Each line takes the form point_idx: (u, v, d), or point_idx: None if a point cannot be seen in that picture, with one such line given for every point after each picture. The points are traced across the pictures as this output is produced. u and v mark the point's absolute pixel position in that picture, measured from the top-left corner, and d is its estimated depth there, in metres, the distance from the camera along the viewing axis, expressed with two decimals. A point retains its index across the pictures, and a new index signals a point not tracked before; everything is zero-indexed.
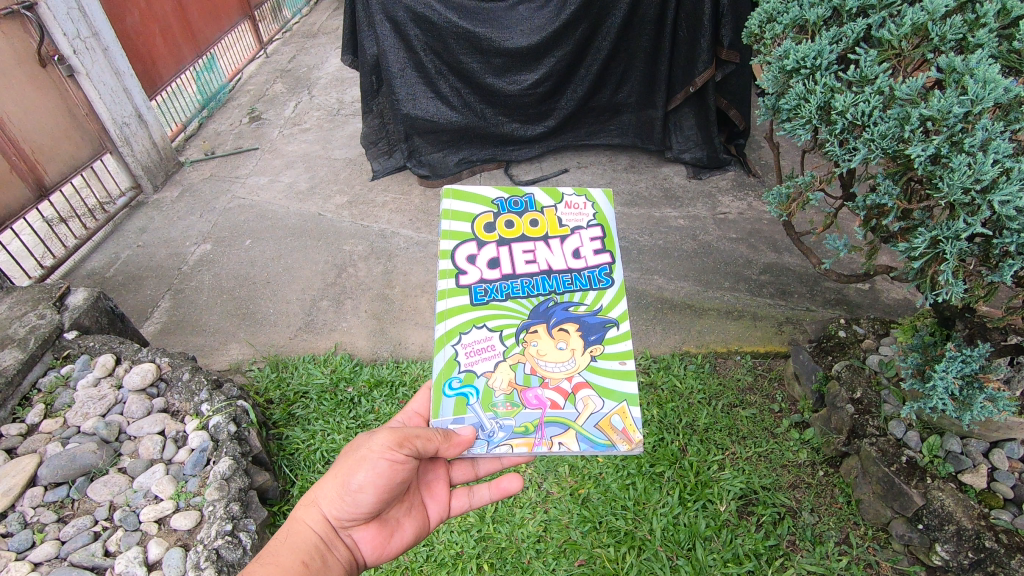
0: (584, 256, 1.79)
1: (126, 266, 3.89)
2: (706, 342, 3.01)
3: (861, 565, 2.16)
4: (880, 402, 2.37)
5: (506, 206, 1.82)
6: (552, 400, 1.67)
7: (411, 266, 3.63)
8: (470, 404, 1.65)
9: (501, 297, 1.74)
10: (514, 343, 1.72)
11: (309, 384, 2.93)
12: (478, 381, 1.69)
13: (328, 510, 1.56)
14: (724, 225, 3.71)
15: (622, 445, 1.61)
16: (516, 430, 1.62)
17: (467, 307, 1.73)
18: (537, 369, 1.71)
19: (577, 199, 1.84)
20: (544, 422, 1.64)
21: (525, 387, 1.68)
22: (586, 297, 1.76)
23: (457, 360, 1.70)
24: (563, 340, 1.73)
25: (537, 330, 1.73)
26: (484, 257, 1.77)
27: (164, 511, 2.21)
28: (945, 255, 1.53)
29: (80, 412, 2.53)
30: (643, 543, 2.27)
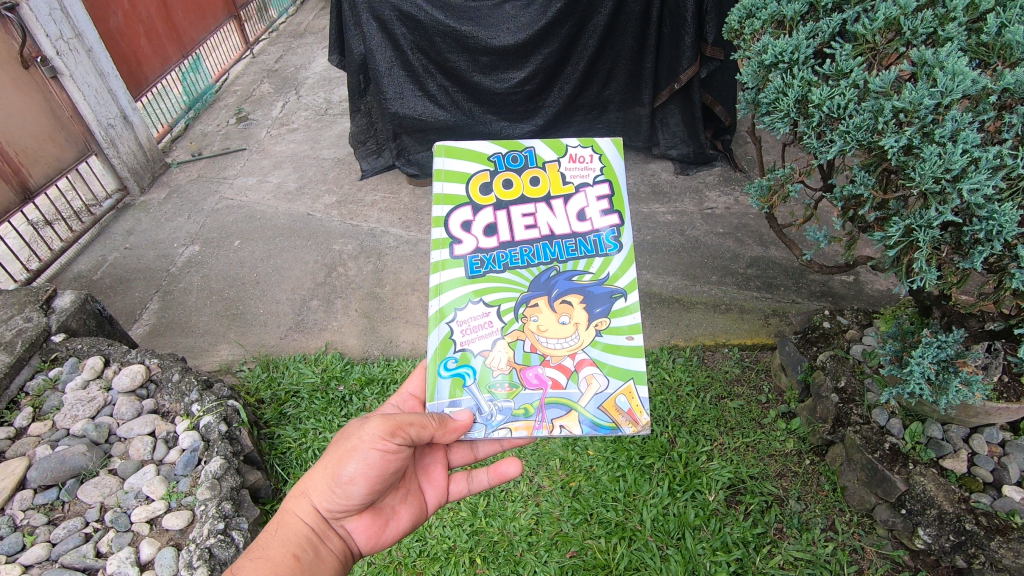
0: (590, 218, 1.78)
1: (113, 268, 3.86)
2: (695, 335, 3.05)
3: (847, 551, 2.21)
4: (864, 391, 2.41)
5: (504, 162, 1.80)
6: (554, 379, 1.71)
7: (401, 265, 3.63)
8: (466, 387, 1.70)
9: (499, 268, 1.75)
10: (512, 319, 1.74)
11: (301, 383, 2.93)
12: (475, 360, 1.72)
13: (318, 502, 1.58)
14: (711, 220, 3.75)
15: (627, 428, 1.67)
16: (515, 413, 1.68)
17: (462, 280, 1.74)
18: (537, 347, 1.73)
19: (583, 151, 1.80)
20: (545, 404, 1.69)
21: (524, 366, 1.72)
22: (592, 265, 1.76)
23: (452, 338, 1.73)
24: (566, 314, 1.75)
25: (538, 304, 1.74)
26: (480, 223, 1.77)
27: (156, 511, 2.21)
28: (919, 243, 1.57)
29: (69, 414, 2.52)
30: (634, 533, 2.30)
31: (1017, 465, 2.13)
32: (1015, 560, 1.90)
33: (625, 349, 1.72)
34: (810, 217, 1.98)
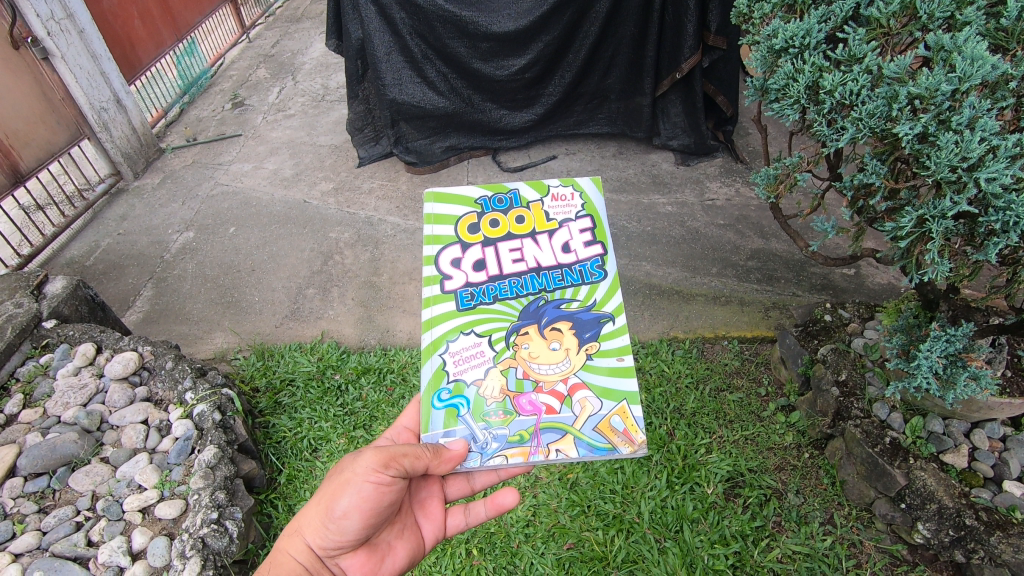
0: (574, 250, 1.77)
1: (106, 254, 3.81)
2: (694, 327, 3.02)
3: (846, 544, 2.20)
4: (865, 384, 2.40)
5: (490, 205, 1.80)
6: (548, 404, 1.64)
7: (398, 253, 3.59)
8: (460, 416, 1.63)
9: (489, 300, 1.72)
10: (504, 347, 1.70)
11: (296, 372, 2.90)
12: (468, 391, 1.66)
13: (312, 539, 1.56)
14: (711, 211, 3.72)
15: (624, 448, 1.58)
16: (510, 440, 1.60)
17: (453, 313, 1.70)
18: (530, 373, 1.68)
19: (565, 191, 1.83)
20: (540, 429, 1.62)
21: (518, 393, 1.66)
22: (579, 292, 1.74)
23: (445, 370, 1.67)
24: (557, 340, 1.71)
25: (528, 332, 1.71)
26: (469, 260, 1.75)
27: (148, 500, 2.18)
28: (931, 234, 1.54)
29: (60, 401, 2.49)
30: (632, 525, 2.28)
31: (1018, 461, 2.12)
32: (1015, 555, 1.89)
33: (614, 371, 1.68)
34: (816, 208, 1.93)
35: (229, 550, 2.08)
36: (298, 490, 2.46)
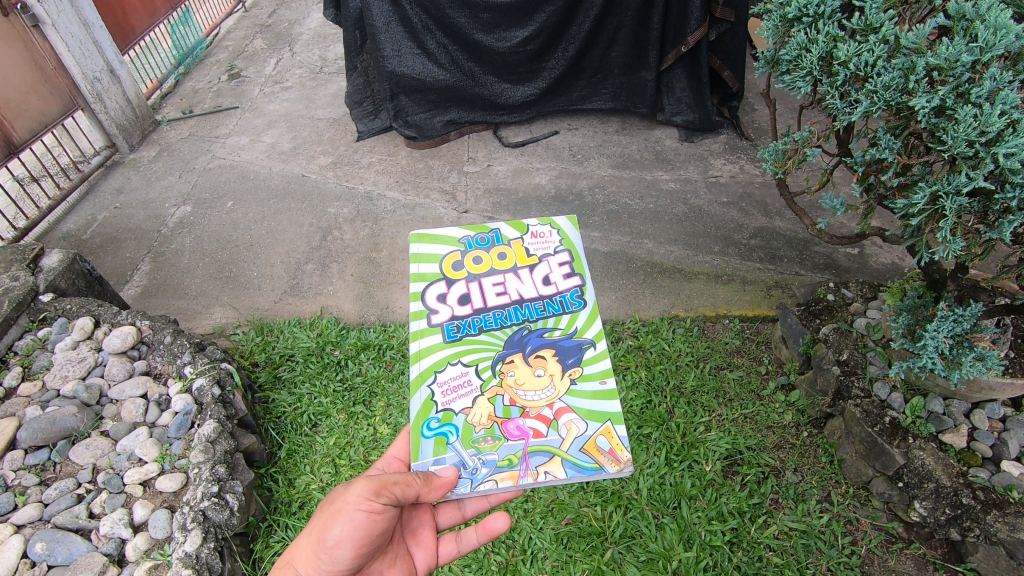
0: (554, 282, 1.76)
1: (103, 228, 3.77)
2: (695, 306, 3.01)
3: (842, 521, 2.22)
4: (866, 363, 2.39)
5: (473, 244, 1.81)
6: (534, 428, 1.57)
7: (397, 229, 3.56)
8: (450, 443, 1.56)
9: (474, 332, 1.69)
10: (490, 376, 1.64)
11: (295, 347, 2.89)
12: (457, 419, 1.59)
13: (304, 569, 1.49)
14: (715, 188, 3.67)
15: (610, 467, 1.51)
16: (499, 465, 1.52)
17: (440, 345, 1.66)
18: (516, 400, 1.62)
19: (543, 228, 1.82)
20: (528, 452, 1.54)
21: (505, 419, 1.59)
22: (560, 321, 1.71)
23: (434, 400, 1.61)
24: (541, 367, 1.66)
25: (514, 360, 1.66)
26: (454, 294, 1.73)
27: (149, 473, 2.19)
28: (943, 211, 1.51)
29: (59, 375, 2.48)
30: (630, 501, 2.29)
31: (1017, 441, 2.12)
32: (1010, 534, 1.93)
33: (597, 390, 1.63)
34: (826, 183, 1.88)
35: (230, 523, 2.09)
36: (298, 464, 2.47)
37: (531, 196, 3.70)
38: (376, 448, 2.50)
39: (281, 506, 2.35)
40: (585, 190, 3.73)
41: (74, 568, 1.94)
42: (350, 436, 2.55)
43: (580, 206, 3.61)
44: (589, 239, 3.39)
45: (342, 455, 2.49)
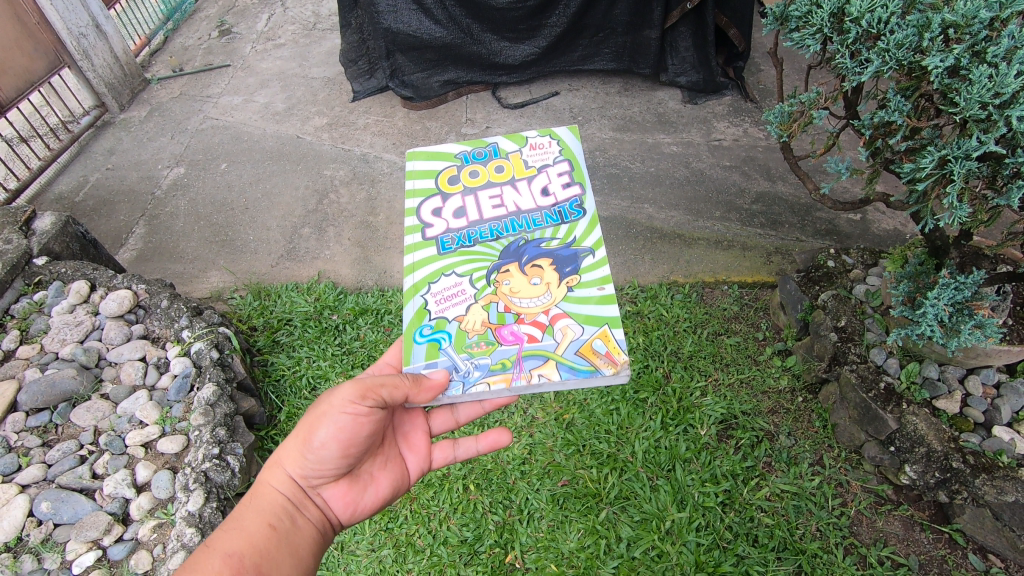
0: (552, 193, 1.75)
1: (95, 190, 3.71)
2: (695, 272, 2.99)
3: (833, 484, 2.26)
4: (864, 330, 2.39)
5: (471, 159, 1.81)
6: (529, 333, 1.55)
7: (394, 192, 3.50)
8: (442, 348, 1.54)
9: (469, 244, 1.68)
10: (486, 285, 1.62)
11: (293, 311, 2.89)
12: (451, 326, 1.58)
13: (293, 470, 1.51)
14: (717, 152, 3.60)
15: (606, 369, 1.48)
16: (493, 368, 1.50)
17: (436, 257, 1.67)
18: (511, 307, 1.60)
19: (542, 140, 1.82)
20: (522, 356, 1.51)
21: (499, 325, 1.57)
22: (558, 232, 1.69)
23: (428, 308, 1.60)
24: (537, 276, 1.63)
25: (508, 270, 1.64)
26: (449, 209, 1.73)
27: (150, 435, 2.21)
28: (952, 176, 1.47)
29: (57, 338, 2.48)
30: (625, 464, 2.33)
31: (1009, 407, 2.14)
32: (997, 497, 1.97)
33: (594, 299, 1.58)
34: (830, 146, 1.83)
35: (232, 483, 2.12)
36: None
37: None
38: None
39: None
40: (586, 153, 3.66)
41: (80, 527, 1.99)
42: None
43: None
44: None
45: None
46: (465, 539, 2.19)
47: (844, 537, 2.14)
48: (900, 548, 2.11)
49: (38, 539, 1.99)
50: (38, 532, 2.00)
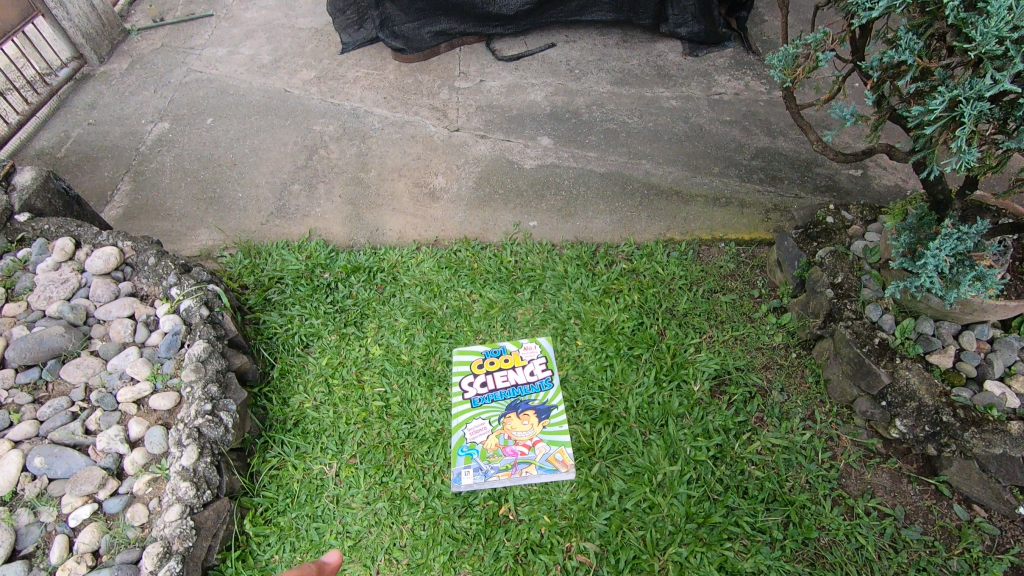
0: (537, 371, 2.50)
1: (78, 146, 3.60)
2: (692, 229, 2.95)
3: (823, 438, 2.28)
4: (860, 287, 2.37)
5: (489, 353, 2.56)
6: (520, 450, 2.29)
7: (386, 148, 3.41)
8: (470, 458, 2.28)
9: (490, 403, 2.43)
10: (496, 423, 2.37)
11: (284, 270, 2.85)
12: (473, 442, 2.32)
13: None
14: (718, 106, 3.50)
15: (564, 470, 2.22)
16: (499, 470, 2.24)
17: (467, 407, 2.41)
18: (510, 434, 2.33)
19: (531, 342, 2.58)
20: (516, 462, 2.26)
21: (504, 445, 2.31)
22: (542, 396, 2.42)
23: (465, 437, 2.33)
24: (527, 418, 2.36)
25: (510, 418, 2.38)
26: (477, 428, 2.34)
27: (142, 392, 2.22)
28: (962, 119, 1.45)
29: (43, 295, 2.44)
30: (618, 419, 2.34)
31: (1001, 362, 2.14)
32: (985, 449, 1.99)
33: (560, 474, 2.22)
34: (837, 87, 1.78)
35: (225, 440, 2.15)
36: (292, 384, 2.50)
37: (525, 114, 3.53)
38: (368, 369, 2.54)
39: (276, 424, 2.40)
40: (582, 107, 3.55)
41: (74, 481, 2.00)
42: (343, 356, 2.57)
43: (576, 125, 3.45)
44: (585, 160, 3.27)
45: (335, 375, 2.52)
46: (459, 492, 2.22)
47: (832, 489, 2.17)
48: (887, 499, 2.15)
49: (33, 492, 2.00)
50: (33, 486, 2.01)
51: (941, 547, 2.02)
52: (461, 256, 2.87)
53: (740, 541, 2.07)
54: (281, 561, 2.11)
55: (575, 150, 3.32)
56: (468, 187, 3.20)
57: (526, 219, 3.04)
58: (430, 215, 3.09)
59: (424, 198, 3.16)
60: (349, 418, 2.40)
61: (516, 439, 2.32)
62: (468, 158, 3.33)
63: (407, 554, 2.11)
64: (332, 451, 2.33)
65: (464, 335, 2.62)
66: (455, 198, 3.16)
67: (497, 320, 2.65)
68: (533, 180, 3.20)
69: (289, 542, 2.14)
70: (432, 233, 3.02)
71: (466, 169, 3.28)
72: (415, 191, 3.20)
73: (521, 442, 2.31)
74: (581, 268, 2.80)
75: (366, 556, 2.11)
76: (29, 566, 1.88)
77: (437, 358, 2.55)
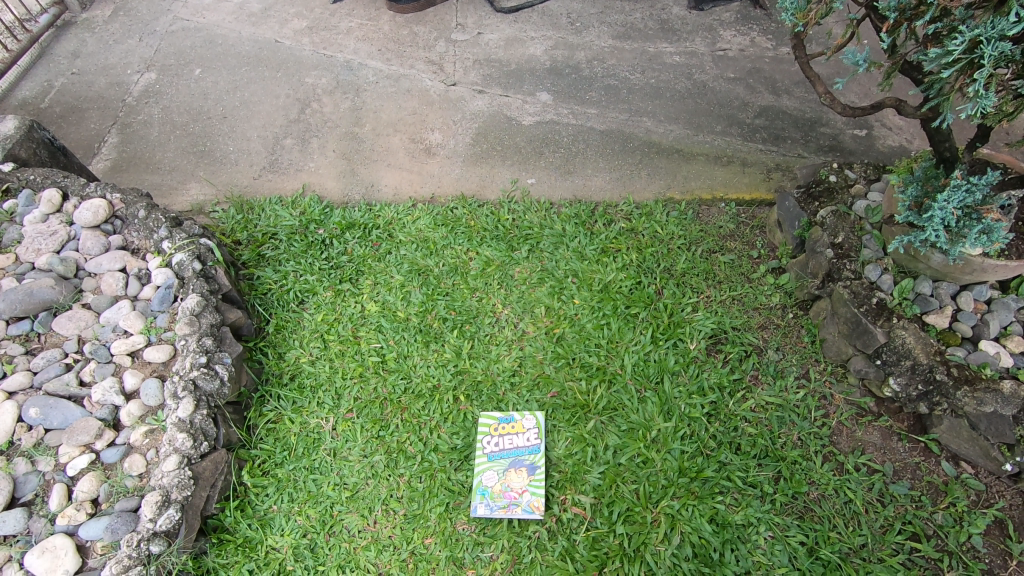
0: (541, 396, 2.32)
1: (61, 96, 3.47)
2: (692, 188, 2.91)
3: (817, 397, 2.30)
4: (860, 247, 2.35)
5: (512, 370, 2.39)
6: (515, 491, 2.12)
7: (381, 102, 3.31)
8: (479, 492, 2.13)
9: (510, 430, 2.24)
10: (500, 461, 2.18)
11: (278, 226, 2.80)
12: (483, 475, 2.16)
13: None
14: (722, 63, 3.40)
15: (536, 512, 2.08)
16: (498, 506, 2.10)
17: (486, 431, 2.25)
18: (509, 473, 2.15)
19: (541, 359, 2.41)
20: (510, 502, 2.10)
21: (505, 484, 2.13)
22: (539, 432, 2.23)
23: (482, 462, 2.19)
24: (526, 461, 2.17)
25: (518, 458, 2.18)
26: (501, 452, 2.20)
27: (136, 345, 2.20)
28: (981, 60, 1.56)
29: (32, 247, 2.39)
30: (614, 376, 2.35)
31: (998, 322, 2.15)
32: (976, 408, 2.01)
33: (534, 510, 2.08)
34: (850, 36, 1.79)
35: (222, 392, 2.15)
36: (287, 339, 2.49)
37: (524, 69, 3.42)
38: (364, 325, 2.52)
39: (272, 378, 2.40)
40: (583, 62, 3.45)
41: (71, 431, 2.01)
42: (338, 312, 2.56)
43: (577, 81, 3.36)
44: (584, 117, 3.19)
45: (331, 331, 2.51)
46: (455, 446, 2.24)
47: (823, 445, 2.20)
48: (876, 456, 2.18)
49: (30, 442, 2.01)
50: (30, 436, 2.02)
51: (927, 502, 2.07)
52: (457, 213, 2.83)
53: (731, 495, 2.11)
54: (279, 511, 2.14)
55: (575, 107, 3.24)
56: (465, 144, 3.12)
57: (524, 176, 2.99)
58: (425, 171, 3.03)
59: (420, 154, 3.09)
60: (345, 374, 2.40)
61: (513, 486, 2.13)
62: (465, 113, 3.24)
63: (404, 505, 2.14)
64: (329, 405, 2.33)
65: (461, 293, 2.60)
66: (452, 154, 3.09)
67: (494, 278, 2.63)
68: (532, 136, 3.13)
69: (287, 493, 2.17)
70: (427, 190, 2.97)
71: (463, 125, 3.19)
72: (411, 146, 3.13)
73: (516, 490, 2.12)
74: (579, 227, 2.76)
75: (363, 506, 2.14)
76: (29, 513, 1.91)
77: (434, 316, 2.53)
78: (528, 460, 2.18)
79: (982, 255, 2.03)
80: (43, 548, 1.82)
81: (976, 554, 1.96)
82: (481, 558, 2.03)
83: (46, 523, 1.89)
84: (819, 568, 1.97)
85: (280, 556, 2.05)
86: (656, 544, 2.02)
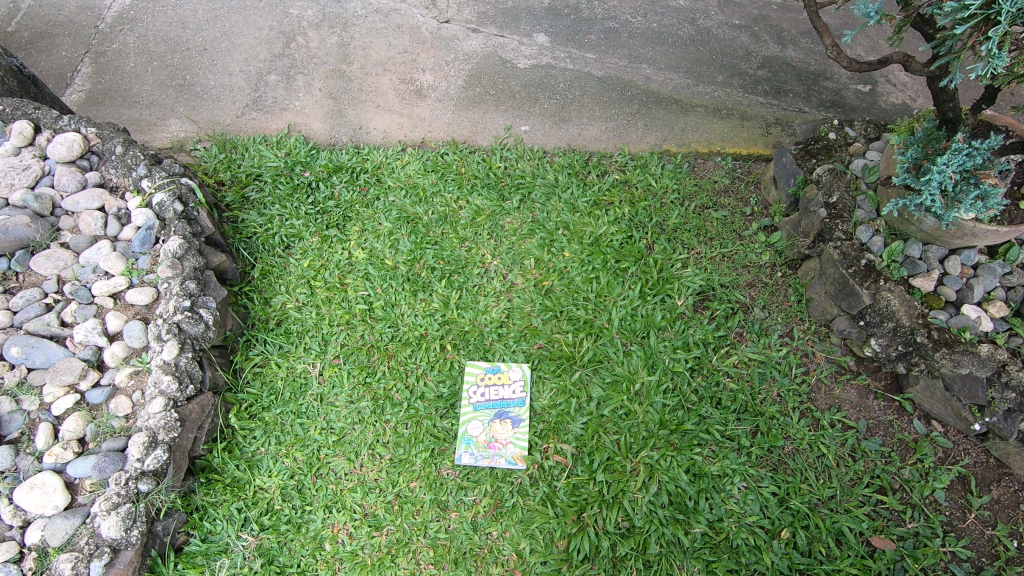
0: (529, 351, 2.32)
1: (28, 19, 3.25)
2: (689, 141, 2.84)
3: (799, 354, 2.34)
4: (853, 208, 2.33)
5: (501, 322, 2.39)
6: (500, 443, 2.17)
7: (369, 38, 3.15)
8: (465, 443, 2.17)
9: (498, 384, 2.26)
10: (487, 414, 2.21)
11: (263, 167, 2.72)
12: (470, 426, 2.20)
13: None
14: (728, 7, 3.25)
15: (519, 463, 2.14)
16: (483, 456, 2.15)
17: (473, 381, 2.27)
18: (495, 427, 2.19)
19: (532, 312, 2.40)
20: (495, 454, 2.15)
21: (490, 438, 2.18)
22: (526, 388, 2.26)
23: (468, 414, 2.22)
24: (512, 416, 2.21)
25: (504, 413, 2.21)
26: (488, 405, 2.23)
27: (118, 287, 2.17)
28: (999, 16, 1.52)
29: (4, 182, 2.30)
30: (601, 330, 2.36)
31: (982, 287, 2.17)
32: (952, 369, 2.05)
33: (516, 464, 2.14)
34: None
35: (207, 336, 2.14)
36: (274, 285, 2.47)
37: (521, 8, 3.25)
38: (351, 272, 2.50)
39: (258, 322, 2.39)
40: (583, 2, 3.28)
41: (54, 371, 2.01)
42: (324, 259, 2.53)
43: (576, 23, 3.20)
44: (582, 62, 3.07)
45: (317, 277, 2.49)
46: (442, 395, 2.27)
47: (801, 402, 2.26)
48: (852, 413, 2.24)
49: (13, 381, 2.01)
50: (12, 375, 2.02)
51: (896, 458, 2.14)
52: (448, 159, 2.76)
53: (709, 446, 2.17)
54: (267, 453, 2.17)
55: (573, 50, 3.10)
56: (457, 86, 3.00)
57: (518, 122, 2.89)
58: (416, 115, 2.93)
59: (411, 96, 2.98)
60: (332, 320, 2.40)
61: (498, 437, 2.18)
62: (458, 54, 3.09)
63: (390, 450, 2.18)
64: (315, 351, 2.34)
65: (450, 242, 2.56)
66: (444, 97, 2.97)
67: (485, 228, 2.59)
68: (527, 81, 3.01)
69: (274, 436, 2.20)
70: (418, 134, 2.88)
71: (456, 66, 3.06)
72: (401, 88, 3.00)
73: (501, 441, 2.17)
74: (572, 178, 2.71)
75: (350, 450, 2.18)
76: (15, 451, 1.92)
77: (422, 265, 2.51)
78: (515, 413, 2.22)
79: (975, 221, 2.02)
80: (32, 484, 1.85)
81: (937, 507, 2.06)
82: (464, 502, 2.10)
83: (33, 460, 1.92)
84: (787, 517, 2.06)
85: (268, 495, 2.11)
86: (634, 492, 2.10)
